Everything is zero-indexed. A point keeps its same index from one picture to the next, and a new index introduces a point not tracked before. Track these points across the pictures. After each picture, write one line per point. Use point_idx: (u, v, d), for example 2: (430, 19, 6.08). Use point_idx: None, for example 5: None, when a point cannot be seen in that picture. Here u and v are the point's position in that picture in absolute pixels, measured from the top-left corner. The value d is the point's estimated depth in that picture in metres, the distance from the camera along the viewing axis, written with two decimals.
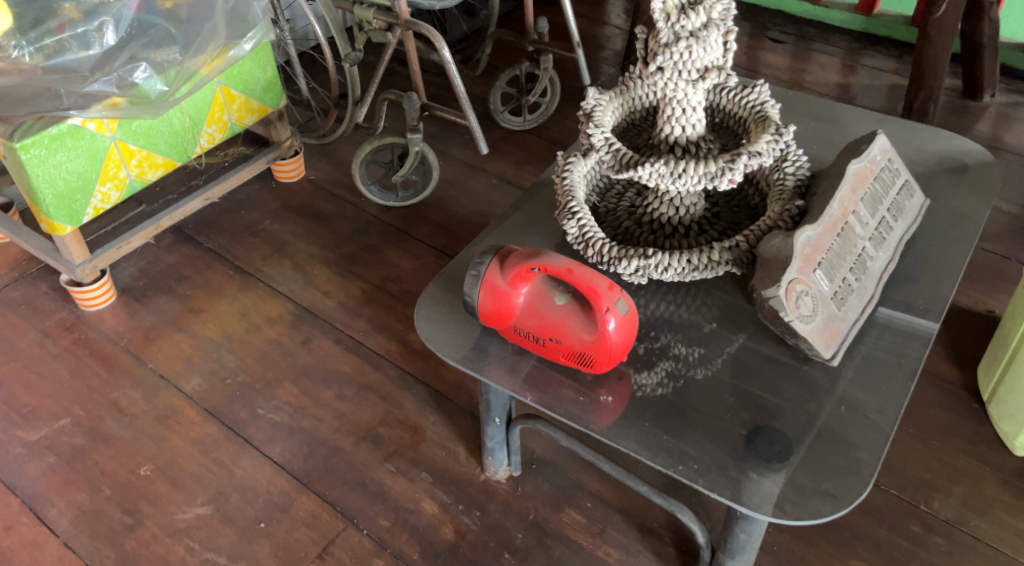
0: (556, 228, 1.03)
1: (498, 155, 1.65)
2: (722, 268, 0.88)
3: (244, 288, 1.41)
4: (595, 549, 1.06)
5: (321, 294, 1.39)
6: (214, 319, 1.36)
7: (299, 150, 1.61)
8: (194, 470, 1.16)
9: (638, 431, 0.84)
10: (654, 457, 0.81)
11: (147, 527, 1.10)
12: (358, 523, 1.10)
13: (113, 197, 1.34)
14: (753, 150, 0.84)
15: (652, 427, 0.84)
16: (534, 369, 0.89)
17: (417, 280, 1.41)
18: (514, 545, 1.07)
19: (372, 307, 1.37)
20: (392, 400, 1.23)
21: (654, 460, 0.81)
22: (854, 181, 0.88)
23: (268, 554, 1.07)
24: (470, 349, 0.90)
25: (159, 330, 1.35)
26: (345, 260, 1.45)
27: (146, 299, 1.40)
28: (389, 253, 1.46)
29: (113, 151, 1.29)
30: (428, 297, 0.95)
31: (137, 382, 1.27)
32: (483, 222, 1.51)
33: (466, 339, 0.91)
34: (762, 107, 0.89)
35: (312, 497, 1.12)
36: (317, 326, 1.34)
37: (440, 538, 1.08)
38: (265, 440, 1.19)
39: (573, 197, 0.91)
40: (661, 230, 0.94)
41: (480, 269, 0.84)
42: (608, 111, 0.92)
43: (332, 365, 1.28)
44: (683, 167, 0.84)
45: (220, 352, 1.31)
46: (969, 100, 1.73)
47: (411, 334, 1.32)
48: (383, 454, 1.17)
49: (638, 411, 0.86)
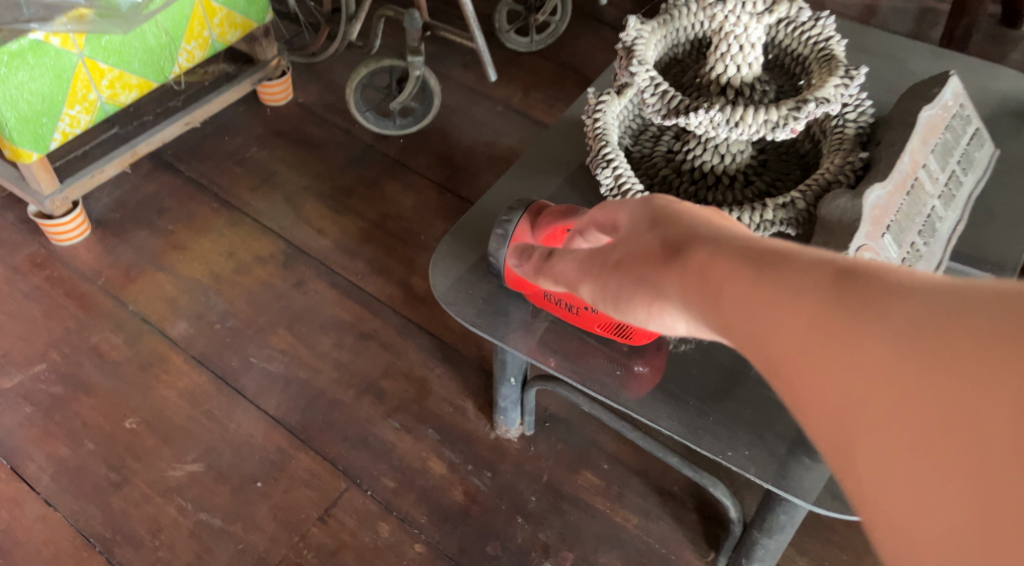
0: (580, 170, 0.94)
1: (503, 79, 1.52)
2: (776, 229, 0.79)
3: (231, 224, 1.30)
4: (613, 514, 1.00)
5: (314, 231, 1.29)
6: (199, 258, 1.26)
7: (286, 71, 1.47)
8: (183, 424, 1.08)
9: (682, 411, 0.76)
10: (700, 442, 0.74)
11: (135, 485, 1.02)
12: (361, 483, 1.03)
13: (82, 120, 1.22)
14: (820, 98, 0.74)
15: (696, 407, 0.76)
16: (557, 336, 0.81)
17: (419, 217, 1.31)
18: (527, 509, 1.01)
19: (370, 247, 1.27)
20: (394, 350, 1.15)
21: (699, 444, 0.73)
22: (924, 131, 0.81)
23: (266, 516, 1.00)
24: (490, 312, 0.81)
25: (139, 267, 1.24)
26: (339, 194, 1.34)
27: (124, 234, 1.28)
28: (387, 187, 1.35)
29: (81, 70, 1.16)
30: (443, 251, 0.85)
31: (118, 325, 1.17)
32: (489, 155, 1.39)
33: (486, 300, 0.82)
34: (827, 45, 0.80)
35: (311, 454, 1.05)
36: (312, 267, 1.25)
37: (449, 501, 1.01)
38: (259, 392, 1.11)
39: (608, 141, 0.85)
40: (703, 179, 0.86)
41: (508, 228, 0.75)
42: (651, 45, 0.81)
43: (328, 311, 1.19)
44: (741, 114, 0.75)
45: (208, 294, 1.22)
46: (1007, 27, 1.62)
47: (412, 277, 1.23)
48: (386, 409, 1.09)
49: (678, 386, 0.78)
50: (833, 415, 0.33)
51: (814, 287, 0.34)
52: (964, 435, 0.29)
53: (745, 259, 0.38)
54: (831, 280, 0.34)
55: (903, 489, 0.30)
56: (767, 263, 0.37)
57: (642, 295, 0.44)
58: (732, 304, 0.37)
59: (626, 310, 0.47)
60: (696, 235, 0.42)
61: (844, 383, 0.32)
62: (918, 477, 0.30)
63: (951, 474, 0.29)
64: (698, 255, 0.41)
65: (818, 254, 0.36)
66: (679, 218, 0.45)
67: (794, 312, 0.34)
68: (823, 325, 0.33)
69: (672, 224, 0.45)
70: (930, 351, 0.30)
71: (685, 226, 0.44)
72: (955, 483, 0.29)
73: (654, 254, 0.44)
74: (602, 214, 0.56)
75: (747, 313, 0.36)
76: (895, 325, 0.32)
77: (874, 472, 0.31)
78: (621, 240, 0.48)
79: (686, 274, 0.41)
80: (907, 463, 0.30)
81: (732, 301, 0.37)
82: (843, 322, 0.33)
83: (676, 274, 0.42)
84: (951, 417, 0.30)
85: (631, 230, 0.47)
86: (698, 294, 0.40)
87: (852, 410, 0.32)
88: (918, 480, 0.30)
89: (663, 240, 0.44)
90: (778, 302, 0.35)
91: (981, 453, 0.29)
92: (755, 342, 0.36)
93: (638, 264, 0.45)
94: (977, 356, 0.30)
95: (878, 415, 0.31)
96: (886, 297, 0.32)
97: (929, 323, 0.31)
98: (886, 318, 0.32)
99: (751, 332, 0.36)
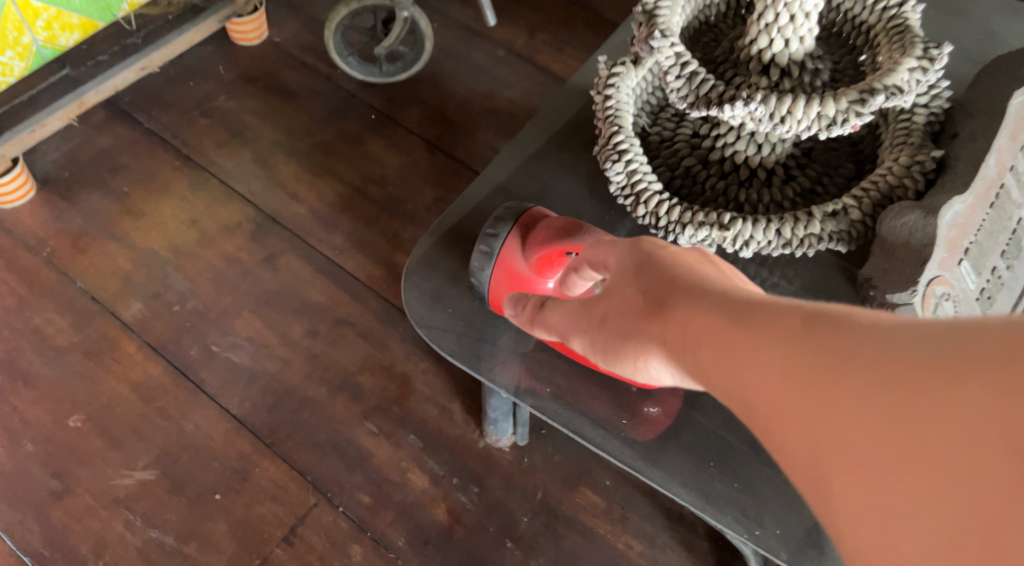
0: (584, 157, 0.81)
1: (506, 15, 1.32)
2: (823, 244, 0.65)
3: (194, 186, 1.15)
4: (616, 541, 0.89)
5: (287, 196, 1.14)
6: (157, 226, 1.12)
7: (259, 7, 1.28)
8: (135, 423, 0.96)
9: (700, 474, 0.67)
10: (723, 520, 0.65)
11: (78, 496, 0.91)
12: (333, 497, 0.92)
13: (16, 68, 1.04)
14: (890, 87, 0.59)
15: (716, 470, 0.67)
16: (548, 365, 0.71)
17: (406, 182, 1.15)
18: (518, 532, 0.90)
19: (350, 217, 1.12)
20: (375, 340, 1.02)
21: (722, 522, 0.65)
22: (1016, 123, 0.66)
23: (224, 535, 0.89)
24: (473, 341, 0.71)
25: (90, 236, 1.10)
26: (317, 153, 1.18)
27: (73, 196, 1.14)
28: (371, 145, 1.19)
29: (10, 8, 0.98)
30: (419, 258, 0.75)
31: (64, 304, 1.04)
32: (487, 109, 1.22)
33: (470, 325, 0.72)
34: (900, 14, 0.65)
35: (277, 462, 0.94)
36: (284, 239, 1.10)
37: (430, 521, 0.90)
38: (221, 387, 0.99)
39: (621, 127, 0.70)
40: (734, 173, 0.72)
41: (493, 245, 0.61)
42: (677, 9, 0.65)
43: (301, 292, 1.06)
44: (789, 106, 0.60)
45: (166, 270, 1.08)
46: None
47: (396, 255, 1.09)
48: (362, 410, 0.97)
49: (699, 443, 0.68)
50: (812, 459, 0.35)
51: (786, 333, 0.37)
52: (918, 459, 0.33)
53: (725, 308, 0.41)
54: (800, 324, 0.37)
55: (877, 518, 0.33)
56: (748, 313, 0.40)
57: (636, 340, 0.46)
58: (714, 353, 0.40)
59: (614, 353, 0.48)
60: (686, 283, 0.44)
61: (824, 424, 0.35)
62: (886, 505, 0.33)
63: (917, 497, 0.32)
64: (684, 301, 0.43)
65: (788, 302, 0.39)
66: (660, 264, 0.47)
67: (765, 358, 0.37)
68: (796, 371, 0.36)
69: (660, 272, 0.46)
70: (895, 386, 0.34)
71: (667, 272, 0.46)
72: (925, 508, 0.32)
73: (648, 302, 0.45)
74: (596, 252, 0.53)
75: (727, 360, 0.39)
76: (858, 367, 0.35)
77: (855, 511, 0.34)
78: (611, 286, 0.49)
79: (669, 326, 0.43)
80: (877, 491, 0.33)
81: (714, 350, 0.40)
82: (811, 366, 0.36)
83: (664, 318, 0.44)
84: (917, 446, 0.33)
85: (616, 278, 0.49)
86: (684, 338, 0.42)
87: (829, 454, 0.35)
88: (889, 507, 0.33)
89: (649, 290, 0.46)
90: (756, 349, 0.38)
91: (942, 473, 0.32)
92: (736, 389, 0.38)
93: (632, 310, 0.46)
94: (926, 388, 0.33)
95: (849, 451, 0.34)
96: (850, 340, 0.35)
97: (890, 360, 0.34)
98: (851, 360, 0.35)
99: (731, 376, 0.39)
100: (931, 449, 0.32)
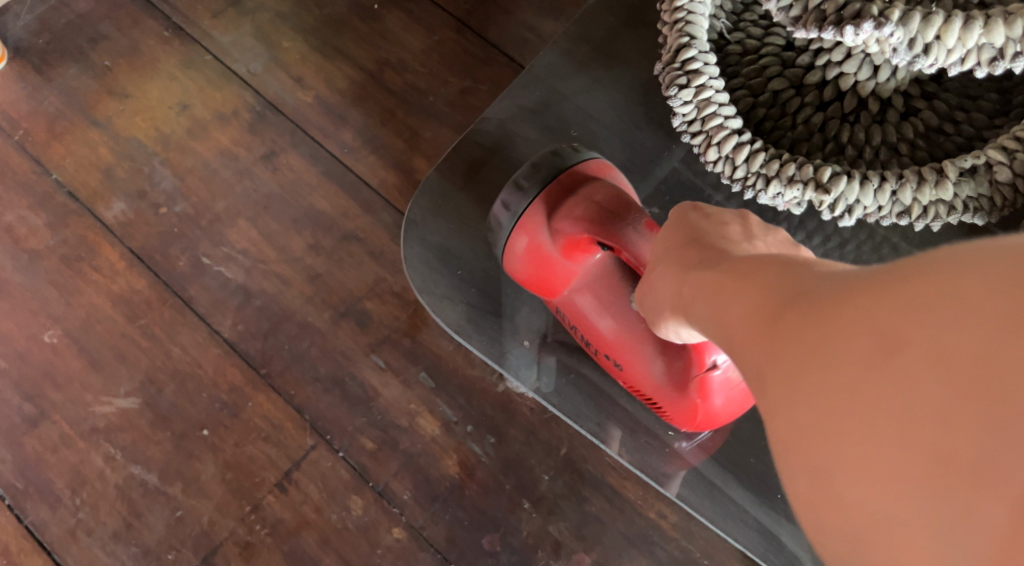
0: (633, 76, 0.73)
1: None
2: (952, 214, 0.51)
3: (185, 64, 0.98)
4: (647, 508, 0.79)
5: (291, 80, 0.97)
6: (142, 110, 0.96)
7: None
8: (116, 344, 0.86)
9: (769, 504, 0.67)
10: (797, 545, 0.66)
11: (54, 423, 0.83)
12: (332, 441, 0.82)
13: None
14: None
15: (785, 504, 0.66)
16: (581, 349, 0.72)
17: (428, 71, 0.97)
18: (538, 493, 0.80)
19: (362, 109, 0.95)
20: (387, 261, 0.89)
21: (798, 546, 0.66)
22: None
23: (213, 476, 0.81)
24: (494, 316, 0.73)
25: (66, 119, 0.96)
26: (327, 27, 0.99)
27: (49, 70, 0.98)
28: (391, 21, 0.99)
29: None
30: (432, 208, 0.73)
31: (38, 201, 0.92)
32: None
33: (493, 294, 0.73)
34: None
35: (272, 398, 0.84)
36: (286, 134, 0.95)
37: (440, 474, 0.81)
38: (212, 307, 0.87)
39: (694, 40, 0.53)
40: (836, 104, 0.56)
41: (518, 208, 0.58)
42: None
43: (304, 200, 0.92)
44: (942, 31, 0.44)
45: (152, 164, 0.94)
46: None
47: (414, 159, 0.93)
48: (369, 342, 0.85)
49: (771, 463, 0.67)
50: (766, 399, 0.37)
51: (761, 280, 0.40)
52: (824, 371, 0.34)
53: (725, 269, 0.43)
54: (776, 278, 0.40)
55: (804, 436, 0.34)
56: (744, 270, 0.42)
57: (656, 314, 0.51)
58: (706, 304, 0.43)
59: (646, 307, 0.52)
60: (708, 240, 0.47)
61: (766, 349, 0.37)
62: (794, 414, 0.35)
63: (837, 414, 0.33)
64: (695, 259, 0.46)
65: (781, 263, 0.41)
66: (688, 226, 0.50)
67: (737, 300, 0.41)
68: (756, 310, 0.39)
69: (687, 231, 0.49)
70: (829, 315, 0.35)
71: (692, 234, 0.49)
72: (837, 419, 0.33)
73: (673, 255, 0.48)
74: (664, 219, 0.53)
75: (715, 304, 0.42)
76: (806, 299, 0.37)
77: (776, 426, 0.36)
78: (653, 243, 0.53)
79: (679, 287, 0.47)
80: (803, 409, 0.34)
81: (708, 301, 0.43)
82: (769, 304, 0.38)
83: (681, 272, 0.47)
84: (838, 365, 0.33)
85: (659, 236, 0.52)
86: (689, 292, 0.45)
87: (769, 382, 0.37)
88: (813, 429, 0.34)
89: (679, 244, 0.49)
90: (737, 300, 0.41)
91: (854, 385, 0.33)
92: (721, 332, 0.42)
93: (660, 262, 0.50)
94: (849, 306, 0.34)
95: (787, 383, 0.35)
96: (812, 283, 0.38)
97: (833, 296, 0.36)
98: (802, 296, 0.37)
99: (718, 327, 0.42)
100: (847, 367, 0.33)
